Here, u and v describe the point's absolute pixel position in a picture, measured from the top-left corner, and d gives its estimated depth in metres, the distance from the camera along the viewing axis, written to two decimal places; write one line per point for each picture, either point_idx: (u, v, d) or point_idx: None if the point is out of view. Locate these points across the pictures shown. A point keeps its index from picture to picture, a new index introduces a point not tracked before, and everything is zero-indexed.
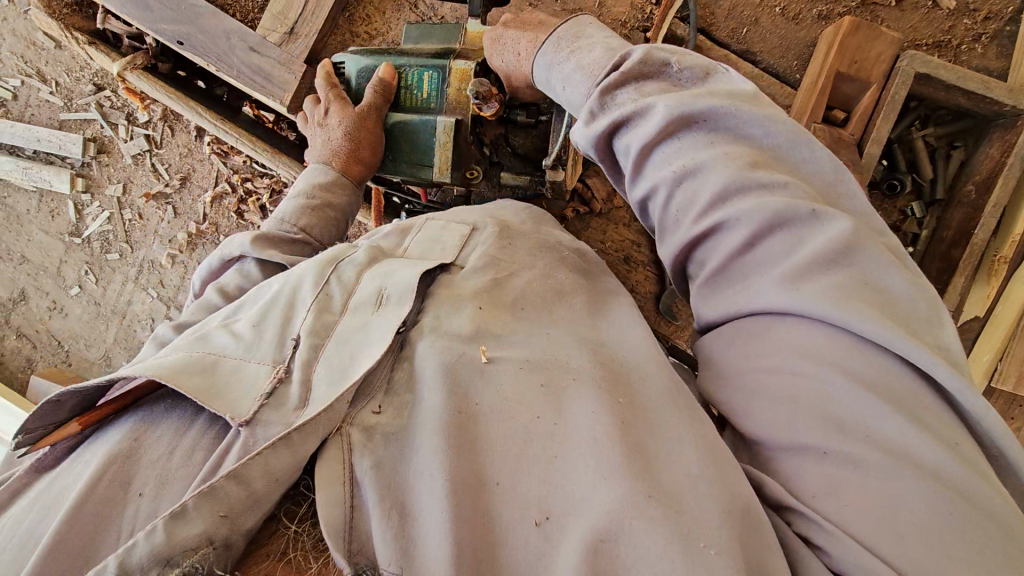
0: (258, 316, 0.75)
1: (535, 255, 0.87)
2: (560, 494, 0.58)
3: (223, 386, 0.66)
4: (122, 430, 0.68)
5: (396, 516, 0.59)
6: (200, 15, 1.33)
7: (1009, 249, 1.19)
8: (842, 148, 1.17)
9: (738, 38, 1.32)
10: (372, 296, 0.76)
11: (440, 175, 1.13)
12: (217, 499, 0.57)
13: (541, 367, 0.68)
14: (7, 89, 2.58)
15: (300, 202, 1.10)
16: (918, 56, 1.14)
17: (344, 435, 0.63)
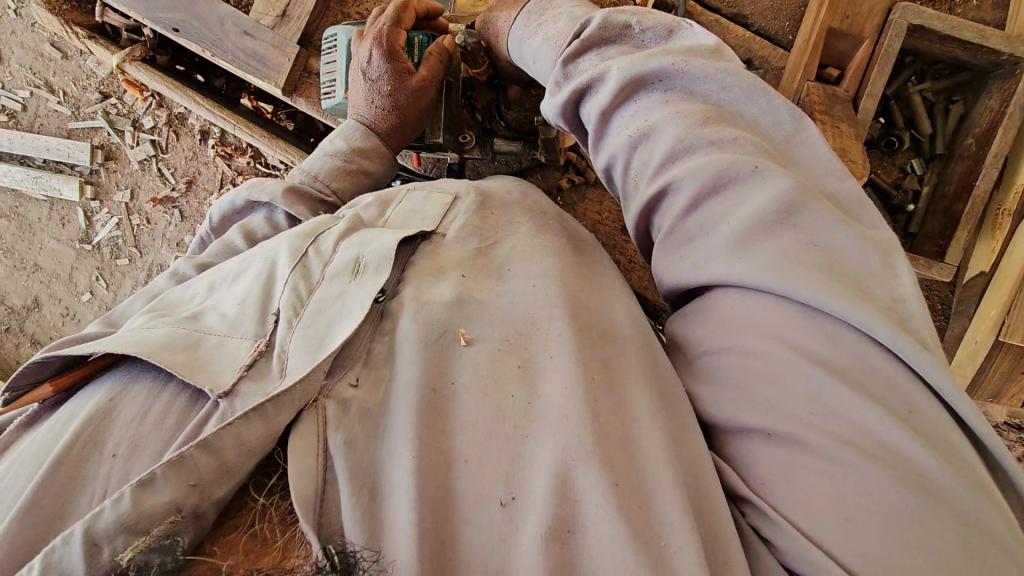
0: (239, 295, 0.76)
1: (517, 223, 0.87)
2: (525, 477, 0.59)
3: (205, 360, 0.67)
4: (95, 389, 0.67)
5: (366, 496, 0.59)
6: (194, 2, 1.35)
7: (1012, 201, 1.17)
8: (838, 103, 1.15)
9: (729, 2, 1.31)
10: (349, 263, 0.76)
11: (433, 136, 1.15)
12: (185, 469, 0.56)
13: (516, 348, 0.69)
14: (17, 101, 2.64)
15: (335, 163, 1.08)
16: (911, 7, 1.13)
17: (319, 408, 0.64)
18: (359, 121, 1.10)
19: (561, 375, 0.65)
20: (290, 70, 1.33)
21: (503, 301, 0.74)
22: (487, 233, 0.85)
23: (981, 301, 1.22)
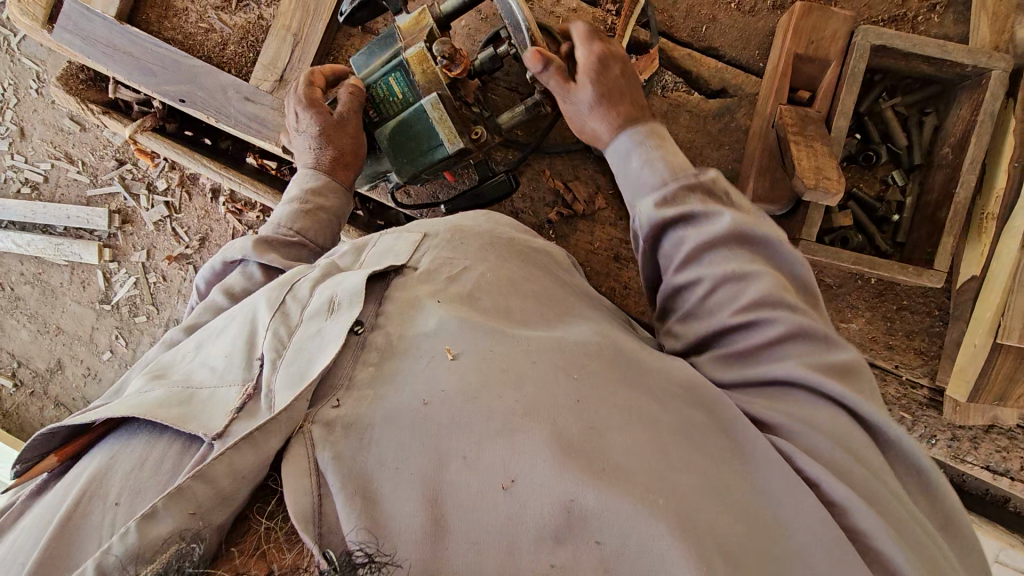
0: (226, 348, 0.80)
1: (489, 253, 0.90)
2: (520, 460, 0.64)
3: (197, 411, 0.71)
4: (96, 452, 0.72)
5: (359, 498, 0.63)
6: (199, 74, 1.45)
7: (995, 204, 1.20)
8: (810, 123, 1.19)
9: (699, 36, 1.38)
10: (325, 304, 0.80)
11: (453, 145, 1.15)
12: (186, 498, 0.59)
13: (500, 355, 0.74)
14: (40, 174, 2.79)
15: (294, 206, 1.17)
16: (872, 29, 1.18)
17: (306, 433, 0.67)
18: (309, 168, 1.23)
19: (554, 381, 0.71)
20: None
21: (482, 320, 0.78)
22: (459, 260, 0.89)
23: (976, 305, 1.22)
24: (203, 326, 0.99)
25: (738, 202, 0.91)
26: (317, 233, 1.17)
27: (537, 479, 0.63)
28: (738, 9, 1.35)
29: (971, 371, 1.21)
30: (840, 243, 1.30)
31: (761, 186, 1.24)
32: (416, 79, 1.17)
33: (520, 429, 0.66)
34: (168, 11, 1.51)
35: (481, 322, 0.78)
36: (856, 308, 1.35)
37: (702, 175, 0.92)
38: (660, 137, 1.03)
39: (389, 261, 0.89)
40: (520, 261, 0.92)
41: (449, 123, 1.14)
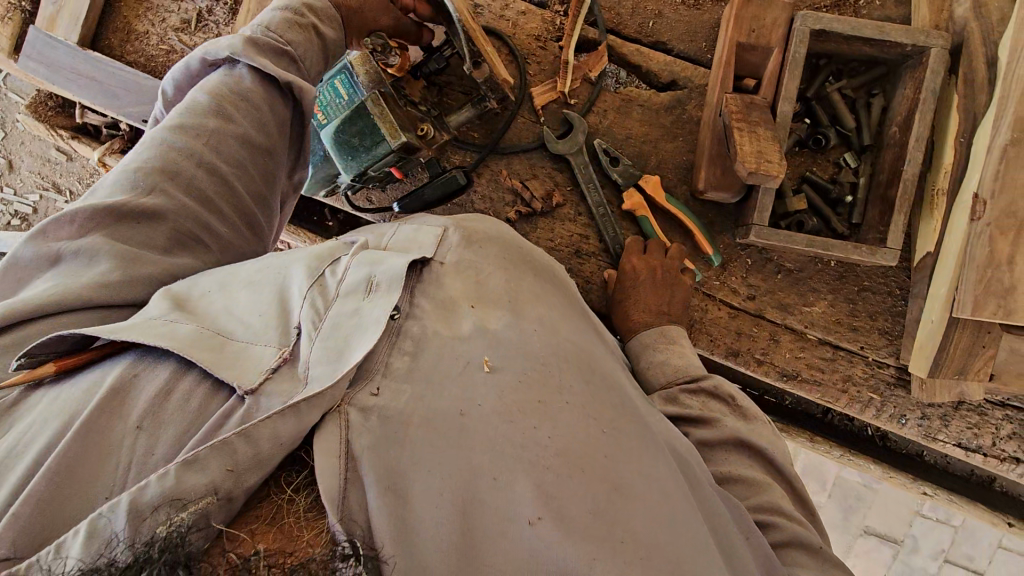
0: (257, 303, 0.80)
1: (506, 264, 0.97)
2: (549, 502, 0.68)
3: (232, 361, 0.72)
4: (110, 368, 0.71)
5: (390, 496, 0.66)
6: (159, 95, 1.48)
7: (944, 180, 1.21)
8: (755, 110, 1.20)
9: (647, 32, 1.40)
10: (361, 280, 0.82)
11: (395, 139, 1.17)
12: (225, 454, 0.61)
13: (537, 385, 0.78)
14: (28, 205, 2.85)
15: (285, 14, 1.06)
16: (810, 15, 1.20)
17: (344, 413, 0.69)
18: None
19: (585, 429, 0.76)
20: None
21: (513, 334, 0.83)
22: (480, 268, 0.95)
23: (932, 280, 1.23)
24: (189, 126, 0.94)
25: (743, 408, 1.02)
26: (305, 49, 1.06)
27: (566, 523, 0.67)
28: (683, 4, 1.38)
29: (931, 347, 1.21)
30: (795, 228, 1.32)
31: (713, 174, 1.27)
32: (363, 76, 1.18)
33: (556, 469, 0.70)
34: (130, 35, 1.54)
35: (515, 336, 0.83)
36: (819, 291, 1.36)
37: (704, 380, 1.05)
38: (669, 339, 1.14)
39: (416, 253, 0.93)
40: (528, 273, 0.98)
41: (393, 117, 1.17)
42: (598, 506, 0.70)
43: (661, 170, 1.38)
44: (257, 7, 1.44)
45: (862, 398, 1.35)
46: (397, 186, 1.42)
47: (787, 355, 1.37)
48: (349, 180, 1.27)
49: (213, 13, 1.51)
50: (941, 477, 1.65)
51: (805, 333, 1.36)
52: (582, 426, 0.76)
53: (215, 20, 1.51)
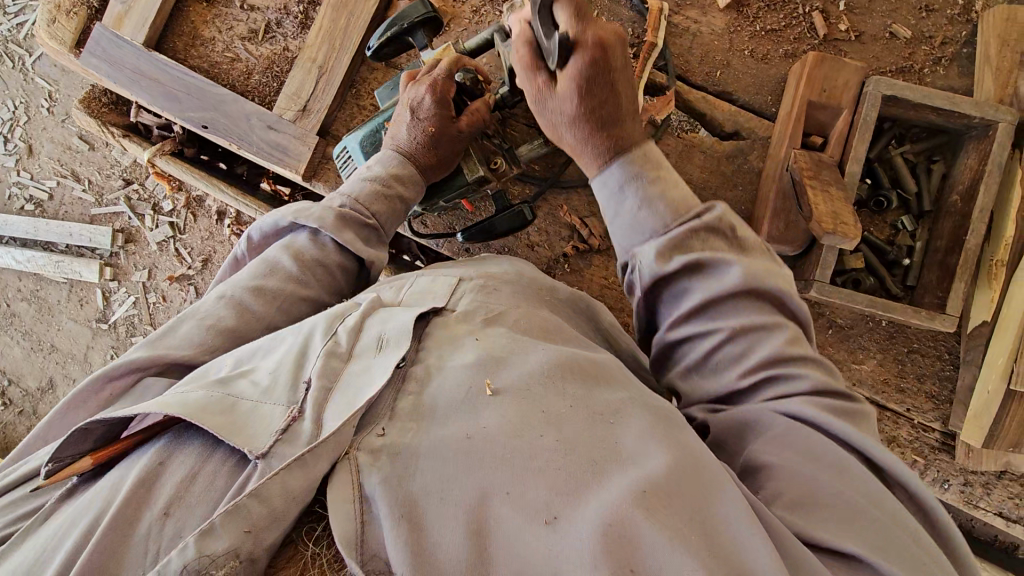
0: (272, 366, 0.82)
1: (520, 299, 0.99)
2: (563, 498, 0.67)
3: (243, 422, 0.72)
4: (141, 453, 0.73)
5: (406, 526, 0.67)
6: (223, 102, 1.47)
7: (1003, 253, 1.22)
8: (825, 168, 1.22)
9: (713, 81, 1.42)
10: (372, 342, 0.84)
11: (473, 173, 1.18)
12: (241, 517, 0.63)
13: (536, 401, 0.78)
14: (44, 190, 2.83)
15: (401, 151, 1.13)
16: (881, 81, 1.22)
17: (353, 459, 0.71)
18: (407, 105, 1.13)
19: (593, 425, 0.75)
20: (309, 157, 1.44)
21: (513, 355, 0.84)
22: (493, 306, 0.95)
23: (989, 350, 1.26)
24: (266, 289, 0.99)
25: (743, 241, 0.90)
26: (389, 219, 1.11)
27: (577, 512, 0.66)
28: (751, 57, 1.40)
29: (986, 416, 1.25)
30: (851, 285, 1.34)
31: (776, 228, 1.27)
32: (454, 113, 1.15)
33: (566, 469, 0.70)
34: (195, 40, 1.54)
35: (516, 362, 0.83)
36: (869, 350, 1.36)
37: (705, 215, 0.90)
38: (654, 165, 0.97)
39: (430, 301, 0.95)
40: (538, 306, 1.00)
41: (470, 152, 1.18)
42: (611, 487, 0.67)
43: None
44: (330, 23, 1.43)
45: (907, 459, 1.34)
46: (455, 214, 1.42)
47: None
48: (420, 209, 1.28)
49: (282, 25, 1.51)
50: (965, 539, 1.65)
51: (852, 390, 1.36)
52: (589, 424, 0.75)
53: (284, 32, 1.51)
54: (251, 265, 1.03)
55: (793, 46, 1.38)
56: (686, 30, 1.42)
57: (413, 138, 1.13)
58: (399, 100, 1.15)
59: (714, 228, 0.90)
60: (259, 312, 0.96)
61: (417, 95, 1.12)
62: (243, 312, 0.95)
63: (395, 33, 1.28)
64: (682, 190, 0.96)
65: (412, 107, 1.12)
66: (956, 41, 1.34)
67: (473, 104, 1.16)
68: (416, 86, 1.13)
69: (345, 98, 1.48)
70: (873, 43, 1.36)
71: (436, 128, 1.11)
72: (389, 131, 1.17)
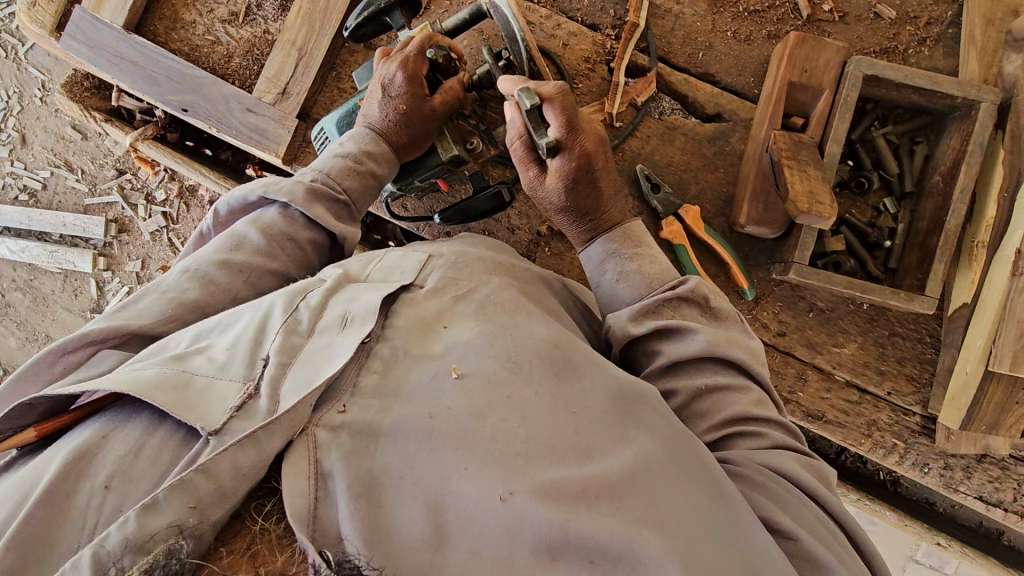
0: (230, 342, 0.82)
1: (488, 274, 0.98)
2: (520, 479, 0.69)
3: (195, 400, 0.73)
4: (87, 428, 0.74)
5: (363, 500, 0.69)
6: (202, 85, 1.47)
7: (985, 232, 1.21)
8: (804, 149, 1.21)
9: (696, 62, 1.40)
10: (335, 320, 0.84)
11: (445, 152, 1.18)
12: (187, 492, 0.64)
13: (502, 381, 0.78)
14: (38, 180, 2.83)
15: (369, 129, 1.13)
16: (863, 60, 1.21)
17: (310, 435, 0.72)
18: (377, 82, 1.13)
19: (555, 410, 0.76)
20: (289, 140, 1.43)
21: (494, 334, 0.84)
22: (461, 282, 0.95)
23: (967, 331, 1.24)
24: (234, 262, 0.98)
25: (717, 310, 0.99)
26: (360, 195, 1.10)
27: (534, 493, 0.68)
28: (734, 37, 1.38)
29: (965, 399, 1.22)
30: (832, 268, 1.32)
31: (754, 210, 1.26)
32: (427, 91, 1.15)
33: (525, 455, 0.71)
34: (176, 23, 1.53)
35: (470, 334, 0.84)
36: (849, 333, 1.35)
37: (680, 287, 1.00)
38: (635, 241, 1.11)
39: (396, 279, 0.94)
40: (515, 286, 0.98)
41: (445, 131, 1.18)
42: (567, 473, 0.71)
43: (701, 200, 1.39)
44: (309, 5, 1.42)
45: (886, 443, 1.35)
46: (437, 198, 1.42)
47: (815, 396, 1.36)
48: (394, 190, 1.27)
49: (263, 8, 1.50)
50: (950, 526, 1.64)
51: (832, 374, 1.36)
52: (550, 411, 0.75)
53: (264, 15, 1.50)
54: (217, 240, 1.03)
55: (775, 27, 1.37)
56: (668, 11, 1.40)
57: (385, 115, 1.12)
58: (372, 74, 1.15)
59: (687, 298, 0.99)
60: (219, 288, 0.95)
61: (388, 71, 1.11)
62: (207, 285, 0.94)
63: (373, 12, 1.27)
64: (659, 265, 1.08)
65: (382, 84, 1.12)
66: (941, 22, 1.32)
67: (448, 83, 1.15)
68: (387, 61, 1.12)
69: (326, 81, 1.47)
70: (857, 23, 1.35)
71: (408, 107, 1.11)
72: (362, 107, 1.17)
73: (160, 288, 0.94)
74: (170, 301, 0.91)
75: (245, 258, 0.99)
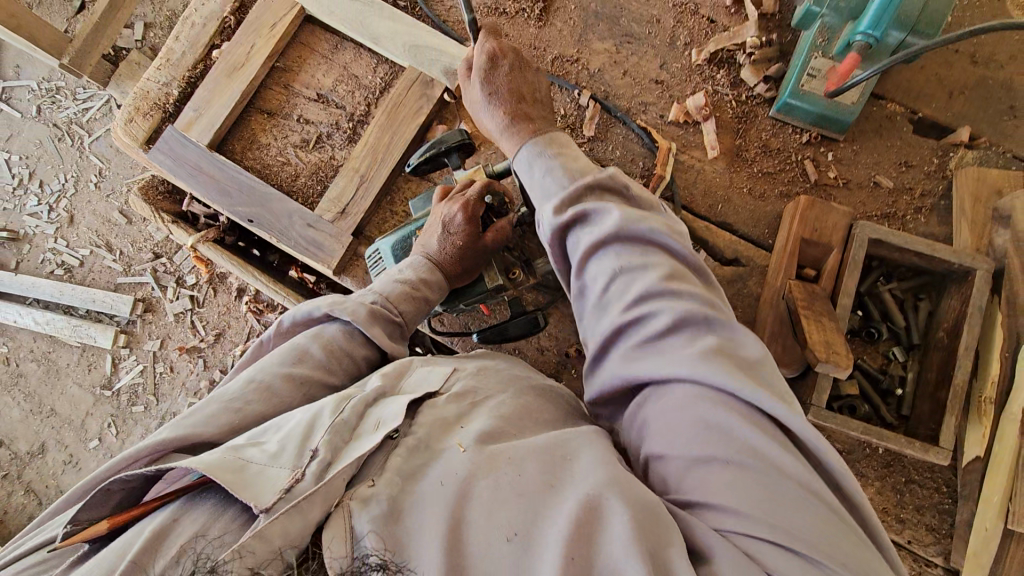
0: (281, 436, 0.84)
1: (510, 387, 1.03)
2: (528, 521, 0.74)
3: (250, 480, 0.75)
4: (157, 512, 0.76)
5: (393, 558, 0.72)
6: (269, 200, 1.63)
7: (991, 389, 1.29)
8: (817, 299, 1.32)
9: (715, 212, 1.56)
10: (373, 422, 0.88)
11: (491, 282, 1.31)
12: (246, 556, 0.67)
13: (504, 447, 0.84)
14: (76, 257, 2.97)
15: (426, 260, 1.26)
16: (867, 225, 1.34)
17: (346, 506, 0.75)
18: (438, 220, 1.27)
19: (544, 464, 0.82)
20: (341, 254, 1.57)
21: (498, 427, 0.90)
22: (482, 391, 1.00)
23: (983, 488, 1.27)
24: (294, 375, 1.03)
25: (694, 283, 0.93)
26: (413, 316, 1.20)
27: (543, 537, 0.73)
28: (749, 194, 1.55)
29: (987, 554, 1.24)
30: (848, 411, 1.38)
31: (773, 351, 1.34)
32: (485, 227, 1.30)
33: (522, 503, 0.76)
34: (253, 144, 1.72)
35: (477, 424, 0.91)
36: (866, 476, 1.38)
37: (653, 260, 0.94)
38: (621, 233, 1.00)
39: (425, 386, 0.99)
40: (531, 395, 1.02)
41: (493, 264, 1.30)
42: (567, 511, 0.74)
43: None
44: (374, 140, 1.62)
45: None
46: (474, 315, 1.51)
47: None
48: (440, 309, 1.38)
49: (332, 138, 1.69)
50: None
51: None
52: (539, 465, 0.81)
53: (332, 144, 1.69)
54: (279, 351, 1.08)
55: (786, 188, 1.54)
56: (690, 166, 1.58)
57: (442, 248, 1.25)
58: (433, 214, 1.30)
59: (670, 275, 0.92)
60: (279, 391, 1.00)
61: (450, 212, 1.26)
62: (269, 396, 0.99)
63: (432, 154, 1.45)
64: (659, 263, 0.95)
65: (442, 224, 1.26)
66: (933, 194, 1.49)
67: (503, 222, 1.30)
68: (450, 202, 1.27)
69: (381, 204, 1.63)
70: (860, 190, 1.52)
71: (466, 242, 1.25)
72: (420, 238, 1.30)
73: (221, 395, 0.97)
74: (240, 406, 0.95)
75: (303, 371, 1.05)
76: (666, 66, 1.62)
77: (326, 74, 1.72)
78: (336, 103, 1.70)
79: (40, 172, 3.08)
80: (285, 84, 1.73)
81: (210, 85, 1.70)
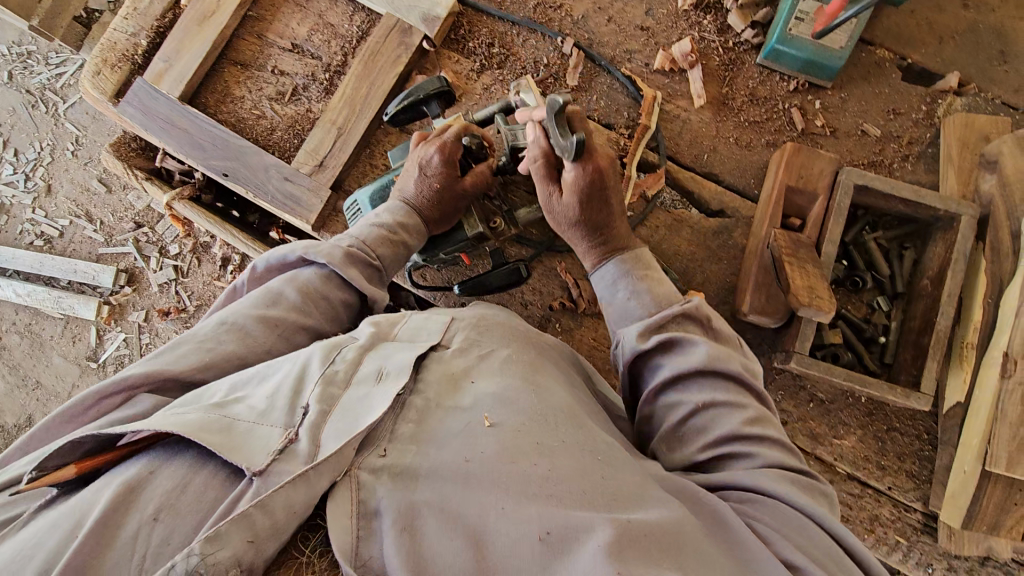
0: (267, 391, 0.80)
1: (512, 338, 0.97)
2: (557, 515, 0.70)
3: (241, 442, 0.72)
4: (132, 463, 0.72)
5: (406, 536, 0.69)
6: (246, 154, 1.58)
7: (974, 334, 1.29)
8: (801, 247, 1.31)
9: (701, 162, 1.53)
10: (372, 372, 0.84)
11: (471, 229, 1.27)
12: (245, 525, 0.63)
13: (529, 428, 0.79)
14: (56, 228, 2.90)
15: (403, 203, 1.23)
16: (854, 170, 1.32)
17: (354, 476, 0.72)
18: (415, 164, 1.24)
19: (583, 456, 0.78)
20: (320, 209, 1.53)
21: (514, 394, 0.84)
22: (485, 342, 0.95)
23: (963, 432, 1.29)
24: (269, 316, 1.01)
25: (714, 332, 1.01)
26: (390, 261, 1.17)
27: (575, 535, 0.69)
28: (736, 143, 1.52)
29: (965, 497, 1.26)
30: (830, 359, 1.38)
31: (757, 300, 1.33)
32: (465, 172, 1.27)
33: (552, 497, 0.72)
34: (226, 97, 1.66)
35: (489, 387, 0.86)
36: (849, 426, 1.38)
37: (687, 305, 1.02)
38: (645, 266, 1.14)
39: (424, 340, 0.94)
40: (532, 348, 0.97)
41: (471, 211, 1.27)
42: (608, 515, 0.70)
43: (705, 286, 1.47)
44: (351, 91, 1.57)
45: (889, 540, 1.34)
46: (456, 269, 1.49)
47: None
48: (419, 260, 1.35)
49: (308, 90, 1.64)
50: None
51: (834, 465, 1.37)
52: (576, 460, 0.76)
53: (308, 96, 1.64)
54: (254, 294, 1.06)
55: (773, 137, 1.51)
56: (676, 117, 1.54)
57: (420, 192, 1.23)
58: (409, 158, 1.27)
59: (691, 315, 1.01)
60: (256, 336, 0.98)
61: (427, 154, 1.23)
62: (244, 338, 0.96)
63: (411, 102, 1.40)
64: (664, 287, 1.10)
65: (420, 168, 1.23)
66: (921, 141, 1.47)
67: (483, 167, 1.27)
68: (428, 146, 1.24)
69: (360, 157, 1.59)
70: (847, 139, 1.49)
71: (443, 185, 1.22)
72: (397, 182, 1.27)
73: (191, 339, 0.93)
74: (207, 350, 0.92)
75: (283, 316, 1.02)
76: (651, 12, 1.57)
77: (300, 23, 1.66)
78: (312, 54, 1.64)
79: (14, 140, 2.98)
80: (258, 34, 1.67)
81: (179, 35, 1.63)
